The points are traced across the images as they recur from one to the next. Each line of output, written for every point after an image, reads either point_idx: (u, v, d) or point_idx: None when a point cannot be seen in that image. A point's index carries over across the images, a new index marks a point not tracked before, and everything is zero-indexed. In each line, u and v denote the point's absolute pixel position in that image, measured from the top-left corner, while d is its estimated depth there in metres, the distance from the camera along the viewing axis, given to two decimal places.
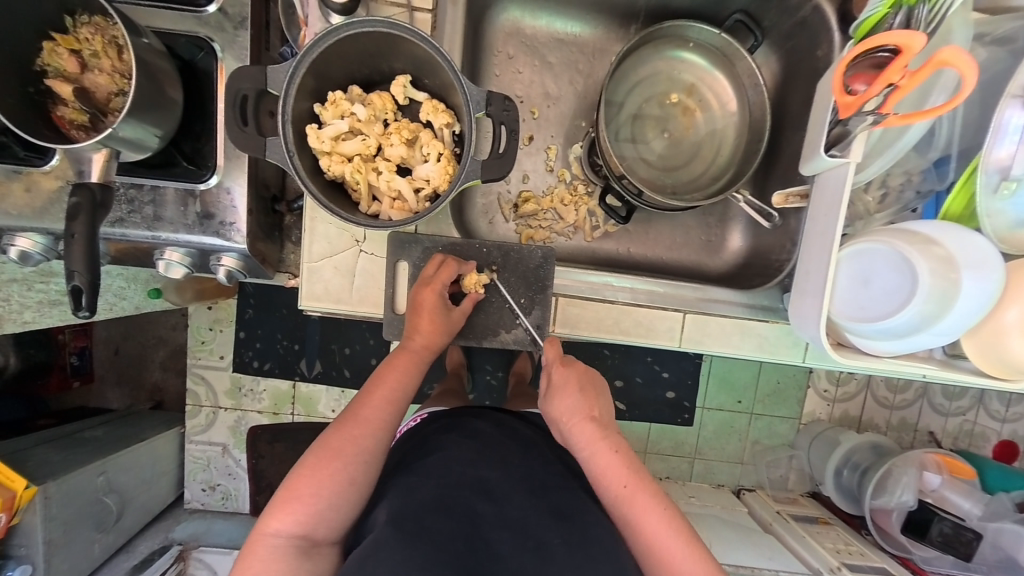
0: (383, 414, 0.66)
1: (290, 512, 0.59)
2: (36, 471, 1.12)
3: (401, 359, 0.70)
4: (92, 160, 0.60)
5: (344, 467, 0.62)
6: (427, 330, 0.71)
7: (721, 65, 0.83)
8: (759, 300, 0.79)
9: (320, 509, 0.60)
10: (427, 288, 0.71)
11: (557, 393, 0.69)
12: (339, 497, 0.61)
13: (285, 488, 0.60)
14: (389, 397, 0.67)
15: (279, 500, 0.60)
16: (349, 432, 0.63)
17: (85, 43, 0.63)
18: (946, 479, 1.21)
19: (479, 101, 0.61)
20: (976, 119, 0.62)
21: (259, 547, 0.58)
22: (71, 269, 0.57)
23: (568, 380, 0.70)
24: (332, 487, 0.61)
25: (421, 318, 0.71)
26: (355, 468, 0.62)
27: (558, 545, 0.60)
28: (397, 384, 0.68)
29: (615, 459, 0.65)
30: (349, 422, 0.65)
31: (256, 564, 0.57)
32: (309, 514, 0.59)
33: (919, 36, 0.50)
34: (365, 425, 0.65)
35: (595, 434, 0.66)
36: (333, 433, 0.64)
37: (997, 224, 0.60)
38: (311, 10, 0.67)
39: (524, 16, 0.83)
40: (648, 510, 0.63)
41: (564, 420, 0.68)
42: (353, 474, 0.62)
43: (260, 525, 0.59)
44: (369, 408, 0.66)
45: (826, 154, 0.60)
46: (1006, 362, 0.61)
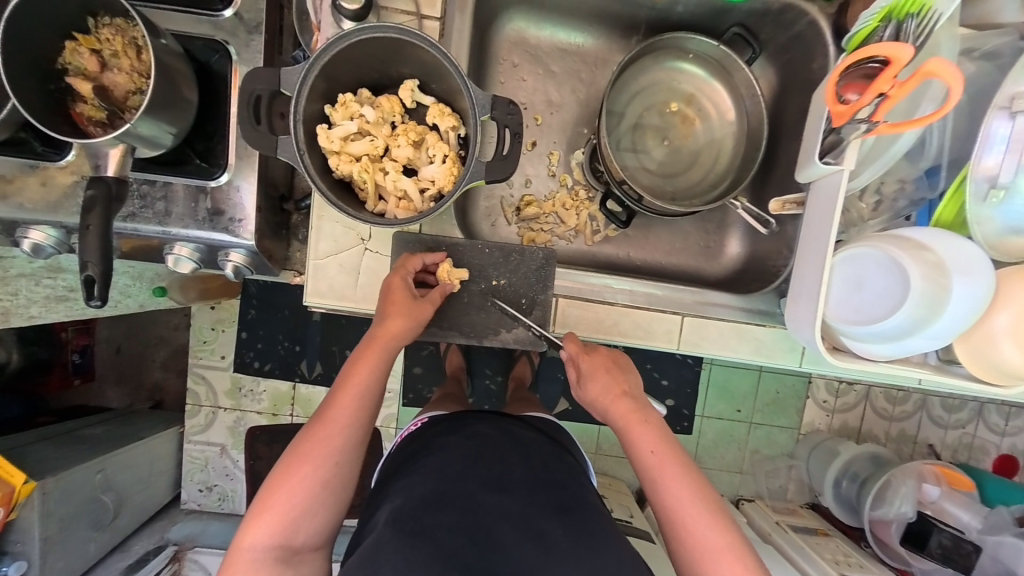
0: (352, 413, 0.65)
1: (264, 523, 0.60)
2: (34, 467, 1.13)
3: (367, 350, 0.68)
4: (109, 155, 0.62)
5: (316, 470, 0.62)
6: (393, 315, 0.69)
7: (718, 75, 0.85)
8: (756, 304, 0.80)
9: (294, 517, 0.60)
10: (396, 275, 0.72)
11: (586, 379, 0.71)
12: (312, 503, 0.61)
13: (259, 500, 0.61)
14: (357, 393, 0.66)
15: (254, 514, 0.60)
16: (316, 435, 0.63)
17: (106, 44, 0.66)
18: (945, 491, 1.21)
19: (484, 106, 0.63)
20: (965, 129, 0.64)
21: (237, 561, 0.59)
22: (85, 260, 0.59)
23: (596, 367, 0.70)
24: (305, 493, 0.61)
25: (389, 300, 0.70)
26: (327, 470, 0.63)
27: (560, 536, 0.61)
28: (361, 380, 0.66)
29: (647, 430, 0.66)
30: (317, 425, 0.64)
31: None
32: (285, 521, 0.60)
33: (905, 47, 0.51)
34: (332, 429, 0.64)
35: (630, 410, 0.68)
36: (303, 439, 0.64)
37: (987, 230, 0.61)
38: (324, 17, 0.69)
39: (528, 26, 0.86)
40: (679, 481, 0.63)
41: (598, 400, 0.69)
42: (325, 477, 0.62)
43: (238, 538, 0.60)
44: (336, 409, 0.65)
45: (820, 162, 0.62)
46: (997, 367, 0.62)
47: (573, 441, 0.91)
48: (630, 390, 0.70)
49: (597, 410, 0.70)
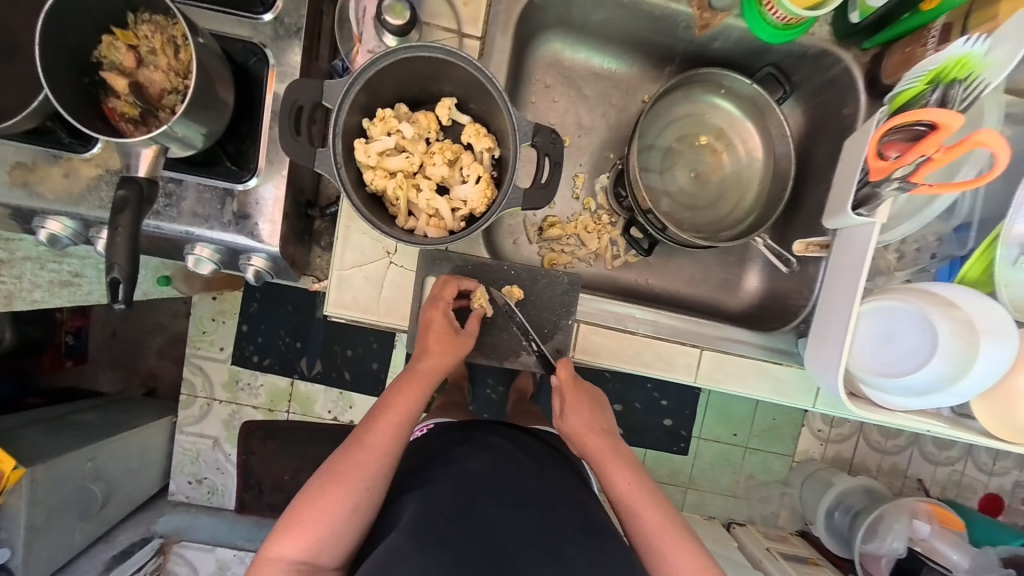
0: (391, 440, 0.66)
1: (293, 537, 0.59)
2: (25, 453, 1.11)
3: (410, 381, 0.70)
4: (140, 155, 0.61)
5: (349, 494, 0.62)
6: (435, 351, 0.72)
7: (751, 114, 0.85)
8: (775, 342, 0.81)
9: (322, 536, 0.60)
10: (435, 308, 0.72)
11: (568, 412, 0.78)
12: (342, 524, 0.61)
13: (289, 514, 0.61)
14: (397, 422, 0.68)
15: (285, 527, 0.60)
16: (353, 456, 0.64)
17: (144, 40, 0.64)
18: (936, 529, 1.22)
19: (526, 133, 0.63)
20: (998, 192, 0.65)
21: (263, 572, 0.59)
22: (112, 262, 0.57)
23: (579, 400, 0.78)
24: (336, 514, 0.61)
25: (435, 337, 0.72)
26: (359, 494, 0.63)
27: (579, 559, 0.62)
28: (403, 408, 0.68)
29: (621, 466, 0.73)
30: (353, 447, 0.65)
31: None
32: (313, 539, 0.60)
33: (959, 117, 0.51)
34: (371, 450, 0.65)
35: (605, 447, 0.75)
36: (338, 459, 0.64)
37: (1014, 292, 0.62)
38: (367, 28, 0.69)
39: (564, 48, 0.86)
40: (653, 511, 0.69)
41: (575, 433, 0.77)
42: (358, 501, 0.62)
43: (264, 549, 0.60)
44: (374, 433, 0.66)
45: (853, 213, 0.62)
46: (1014, 426, 0.63)
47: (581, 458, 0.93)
48: (607, 429, 0.78)
49: (579, 443, 0.77)
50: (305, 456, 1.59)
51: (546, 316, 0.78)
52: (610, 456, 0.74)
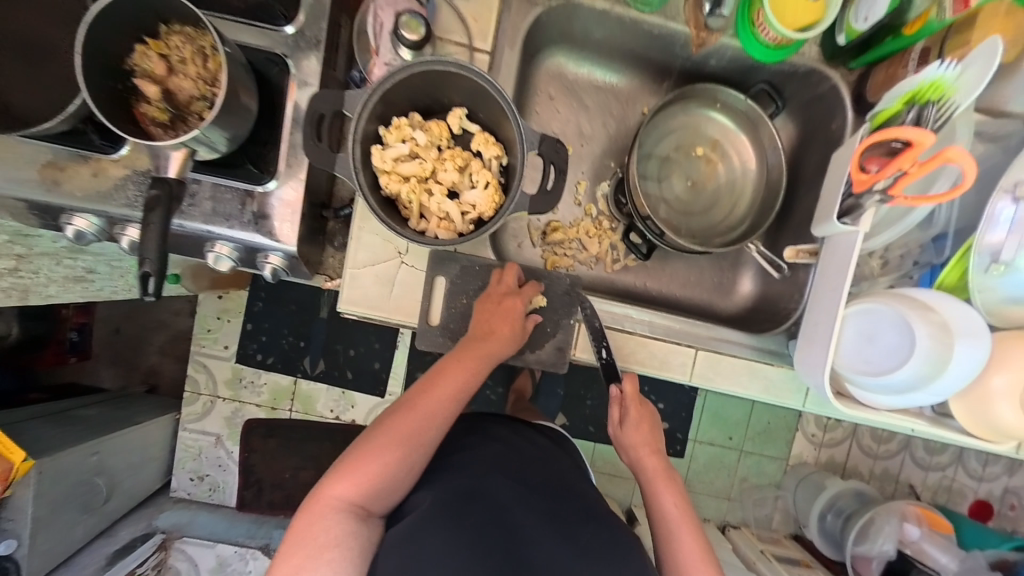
0: (449, 409, 0.70)
1: (354, 481, 0.62)
2: (31, 445, 1.13)
3: (473, 355, 0.73)
4: (171, 157, 0.65)
5: (408, 453, 0.66)
6: (500, 332, 0.75)
7: (745, 127, 0.90)
8: (767, 343, 0.85)
9: (379, 485, 0.64)
10: (512, 297, 0.77)
11: (629, 426, 0.84)
12: (397, 478, 0.65)
13: (350, 458, 0.64)
14: (457, 392, 0.70)
15: (345, 468, 0.63)
16: (415, 417, 0.67)
17: (175, 50, 0.68)
18: (925, 532, 1.25)
19: (532, 142, 0.67)
20: (973, 204, 0.69)
21: (319, 509, 0.61)
22: (143, 256, 0.61)
23: (641, 418, 0.84)
24: (394, 467, 0.65)
25: (498, 322, 0.75)
26: (417, 455, 0.67)
27: (587, 536, 0.67)
28: (464, 381, 0.71)
29: (670, 489, 0.79)
30: (415, 407, 0.68)
31: (316, 526, 0.59)
32: (370, 487, 0.63)
33: (929, 135, 0.55)
34: (433, 415, 0.68)
35: (659, 467, 0.82)
36: (402, 416, 0.67)
37: (988, 298, 0.66)
38: (384, 41, 0.73)
39: (567, 61, 0.90)
40: (688, 537, 0.74)
41: (634, 447, 0.84)
42: (415, 460, 0.67)
43: (323, 488, 0.62)
44: (435, 399, 0.69)
45: (838, 221, 0.66)
46: (991, 425, 0.66)
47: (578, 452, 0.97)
48: (660, 449, 0.84)
49: (632, 458, 0.84)
50: (306, 454, 1.62)
51: (549, 312, 0.81)
52: (661, 477, 0.80)
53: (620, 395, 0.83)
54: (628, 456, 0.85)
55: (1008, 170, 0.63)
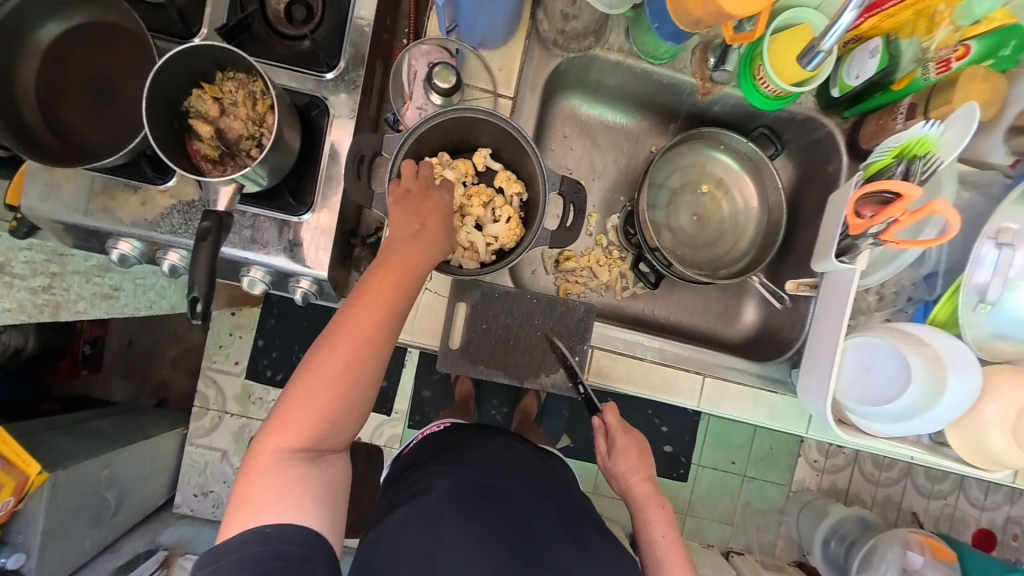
0: (373, 335, 0.62)
1: (287, 431, 0.59)
2: (47, 457, 1.15)
3: (392, 271, 0.65)
4: (221, 192, 0.70)
5: (336, 387, 0.60)
6: (427, 239, 0.69)
7: (748, 168, 0.96)
8: (770, 371, 0.90)
9: (317, 428, 0.60)
10: (439, 194, 0.73)
11: (619, 456, 0.89)
12: (334, 416, 0.61)
13: (279, 410, 0.60)
14: (377, 314, 0.62)
15: (275, 423, 0.60)
16: (335, 352, 0.61)
17: (228, 94, 0.74)
18: (928, 560, 1.25)
19: (554, 182, 0.73)
20: (961, 245, 0.74)
21: (260, 467, 0.58)
22: (193, 282, 0.66)
23: (631, 447, 0.89)
24: (327, 406, 0.61)
25: (426, 219, 0.70)
26: (350, 388, 0.61)
27: (596, 543, 0.73)
28: (384, 300, 0.63)
29: (662, 517, 0.84)
30: (333, 342, 0.61)
31: (255, 490, 0.57)
32: (314, 421, 0.60)
33: (916, 189, 0.60)
34: (354, 345, 0.61)
35: (650, 495, 0.87)
36: (321, 353, 0.61)
37: (977, 333, 0.70)
38: (417, 87, 0.80)
39: (581, 104, 0.97)
40: (676, 564, 0.80)
41: (625, 474, 0.89)
42: (351, 394, 0.62)
43: (258, 447, 0.59)
44: (354, 326, 0.62)
45: (836, 259, 0.72)
46: (985, 453, 0.70)
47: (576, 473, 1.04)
48: (650, 476, 0.90)
49: (624, 484, 0.89)
50: None
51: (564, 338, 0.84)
52: (652, 504, 0.86)
53: (605, 424, 0.91)
54: (619, 483, 0.90)
55: (991, 218, 0.68)
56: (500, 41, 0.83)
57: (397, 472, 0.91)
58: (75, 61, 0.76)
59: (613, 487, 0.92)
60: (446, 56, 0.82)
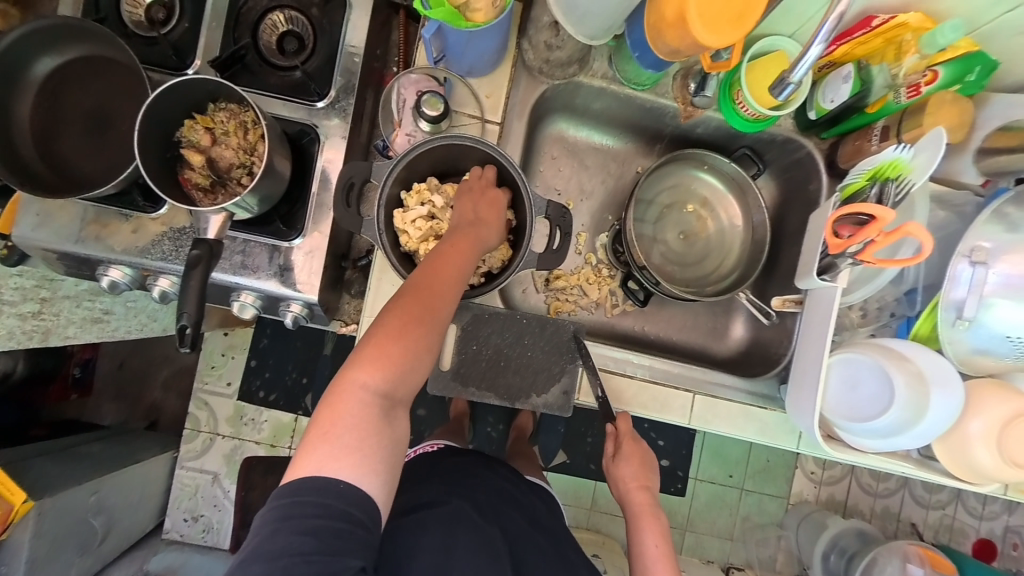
0: (452, 294, 0.67)
1: (376, 368, 0.60)
2: (34, 484, 1.13)
3: (467, 240, 0.71)
4: (211, 220, 0.70)
5: (422, 333, 0.63)
6: (491, 219, 0.75)
7: (732, 188, 0.98)
8: (759, 388, 0.90)
9: (402, 370, 0.61)
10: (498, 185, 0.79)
11: (621, 459, 0.90)
12: (415, 363, 0.62)
13: (367, 347, 0.61)
14: (458, 276, 0.68)
15: (363, 356, 0.61)
16: (424, 300, 0.65)
17: (220, 124, 0.76)
18: (929, 574, 1.23)
19: (540, 207, 0.75)
20: (936, 263, 0.76)
21: (346, 400, 0.58)
22: (182, 310, 0.66)
23: (634, 452, 0.90)
24: (410, 353, 0.62)
25: (484, 210, 0.76)
26: (431, 336, 0.64)
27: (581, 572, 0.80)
28: (462, 263, 0.69)
29: (655, 527, 0.85)
30: (422, 292, 0.65)
31: (328, 443, 0.56)
32: (387, 381, 0.60)
33: (889, 212, 0.61)
34: (439, 297, 0.66)
35: (645, 506, 0.88)
36: (409, 300, 0.64)
37: (958, 348, 0.72)
38: (406, 114, 0.82)
39: (568, 127, 0.99)
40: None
41: (623, 481, 0.90)
42: (431, 342, 0.64)
43: (344, 379, 0.59)
44: (441, 282, 0.67)
45: (818, 278, 0.73)
46: (973, 467, 0.71)
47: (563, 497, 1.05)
48: (649, 485, 0.90)
49: (621, 491, 0.90)
50: None
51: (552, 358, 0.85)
52: (647, 513, 0.86)
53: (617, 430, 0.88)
54: (617, 491, 0.91)
55: (964, 237, 0.70)
56: (488, 69, 0.85)
57: None
58: (70, 94, 0.77)
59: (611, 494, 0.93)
60: (434, 84, 0.83)
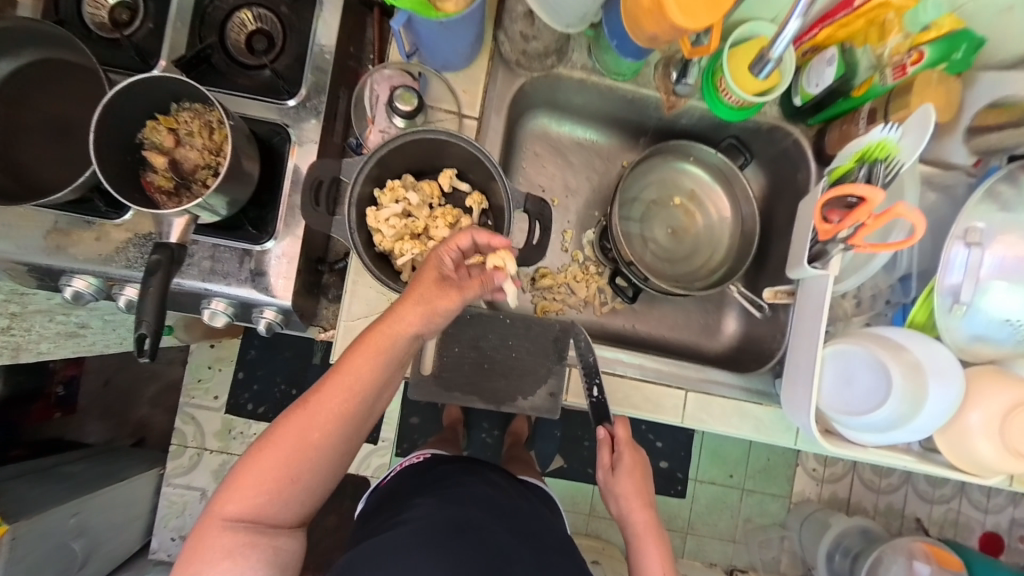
0: (334, 417, 0.64)
1: (239, 496, 0.62)
2: (9, 508, 1.09)
3: (372, 341, 0.65)
4: (174, 223, 0.67)
5: (294, 456, 0.63)
6: (416, 302, 0.66)
7: (719, 180, 0.96)
8: (753, 383, 0.87)
9: (267, 497, 0.62)
10: (432, 259, 0.67)
11: (621, 471, 0.83)
12: (286, 485, 0.63)
13: (238, 472, 0.63)
14: (345, 392, 0.64)
15: (232, 485, 0.63)
16: (298, 421, 0.63)
17: (183, 124, 0.73)
18: (935, 571, 1.20)
19: (518, 201, 0.72)
20: (928, 248, 0.74)
21: (209, 528, 0.61)
22: (141, 318, 0.63)
23: (635, 464, 0.83)
24: (282, 478, 0.63)
25: (414, 291, 0.66)
26: (302, 461, 0.63)
27: None
28: (354, 374, 0.64)
29: (658, 549, 0.78)
30: (301, 411, 0.64)
31: (207, 541, 0.60)
32: (245, 509, 0.62)
33: (878, 192, 0.59)
34: (315, 423, 0.64)
35: (649, 523, 0.80)
36: (287, 422, 0.63)
37: (955, 336, 0.70)
38: (379, 112, 0.79)
39: (550, 122, 0.97)
40: None
41: (625, 496, 0.82)
42: (300, 471, 0.63)
43: (213, 508, 0.62)
44: (323, 400, 0.64)
45: (809, 266, 0.71)
46: (973, 459, 0.68)
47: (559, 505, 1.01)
48: (651, 501, 0.83)
49: (622, 508, 0.82)
50: None
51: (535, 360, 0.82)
52: (649, 533, 0.79)
53: (613, 435, 0.82)
54: (617, 508, 0.83)
55: (958, 219, 0.68)
56: (463, 64, 0.83)
57: (375, 503, 0.87)
58: (29, 100, 0.74)
59: (612, 511, 0.85)
60: (408, 80, 0.80)
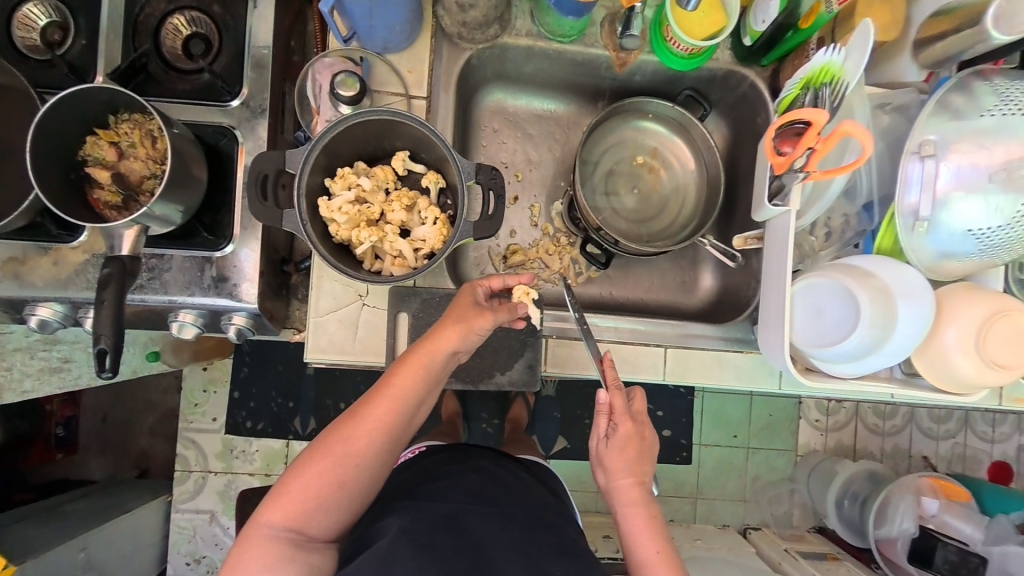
0: (381, 430, 0.66)
1: (280, 507, 0.63)
2: (14, 550, 1.09)
3: (416, 357, 0.68)
4: (123, 236, 0.66)
5: (338, 469, 0.65)
6: (455, 323, 0.70)
7: (678, 132, 0.94)
8: (733, 332, 0.86)
9: (309, 507, 0.64)
10: (467, 291, 0.75)
11: (615, 443, 0.73)
12: (329, 498, 0.65)
13: (281, 484, 0.65)
14: (390, 406, 0.67)
15: (274, 496, 0.64)
16: (344, 433, 0.66)
17: (124, 136, 0.71)
18: (943, 504, 1.22)
19: (469, 172, 0.70)
20: (887, 171, 0.73)
21: (251, 539, 0.62)
22: (98, 333, 0.62)
23: (630, 436, 0.73)
24: (325, 487, 0.64)
25: (451, 315, 0.72)
26: (346, 472, 0.65)
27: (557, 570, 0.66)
28: (401, 388, 0.67)
29: (651, 528, 0.70)
30: (345, 423, 0.67)
31: (248, 554, 0.61)
32: (289, 519, 0.63)
33: (822, 113, 0.60)
34: (363, 434, 0.66)
35: (639, 499, 0.72)
36: (332, 435, 0.66)
37: (920, 256, 0.70)
38: (323, 101, 0.79)
39: (505, 97, 0.96)
40: None
41: (614, 471, 0.73)
42: (344, 480, 0.65)
43: (256, 516, 0.63)
44: (369, 412, 0.67)
45: (771, 205, 0.70)
46: (953, 380, 0.68)
47: (561, 486, 1.01)
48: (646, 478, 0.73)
49: (611, 483, 0.73)
50: None
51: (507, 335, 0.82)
52: (640, 511, 0.71)
53: (610, 404, 0.73)
54: (603, 483, 0.75)
55: (911, 134, 0.68)
56: (405, 44, 0.81)
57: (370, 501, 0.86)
58: None
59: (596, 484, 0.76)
60: (349, 66, 0.80)
